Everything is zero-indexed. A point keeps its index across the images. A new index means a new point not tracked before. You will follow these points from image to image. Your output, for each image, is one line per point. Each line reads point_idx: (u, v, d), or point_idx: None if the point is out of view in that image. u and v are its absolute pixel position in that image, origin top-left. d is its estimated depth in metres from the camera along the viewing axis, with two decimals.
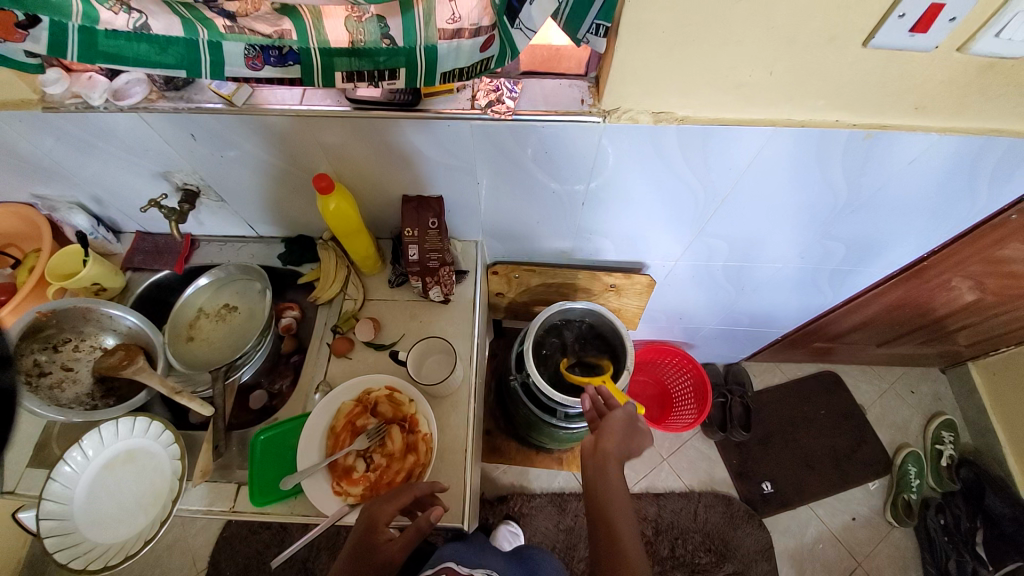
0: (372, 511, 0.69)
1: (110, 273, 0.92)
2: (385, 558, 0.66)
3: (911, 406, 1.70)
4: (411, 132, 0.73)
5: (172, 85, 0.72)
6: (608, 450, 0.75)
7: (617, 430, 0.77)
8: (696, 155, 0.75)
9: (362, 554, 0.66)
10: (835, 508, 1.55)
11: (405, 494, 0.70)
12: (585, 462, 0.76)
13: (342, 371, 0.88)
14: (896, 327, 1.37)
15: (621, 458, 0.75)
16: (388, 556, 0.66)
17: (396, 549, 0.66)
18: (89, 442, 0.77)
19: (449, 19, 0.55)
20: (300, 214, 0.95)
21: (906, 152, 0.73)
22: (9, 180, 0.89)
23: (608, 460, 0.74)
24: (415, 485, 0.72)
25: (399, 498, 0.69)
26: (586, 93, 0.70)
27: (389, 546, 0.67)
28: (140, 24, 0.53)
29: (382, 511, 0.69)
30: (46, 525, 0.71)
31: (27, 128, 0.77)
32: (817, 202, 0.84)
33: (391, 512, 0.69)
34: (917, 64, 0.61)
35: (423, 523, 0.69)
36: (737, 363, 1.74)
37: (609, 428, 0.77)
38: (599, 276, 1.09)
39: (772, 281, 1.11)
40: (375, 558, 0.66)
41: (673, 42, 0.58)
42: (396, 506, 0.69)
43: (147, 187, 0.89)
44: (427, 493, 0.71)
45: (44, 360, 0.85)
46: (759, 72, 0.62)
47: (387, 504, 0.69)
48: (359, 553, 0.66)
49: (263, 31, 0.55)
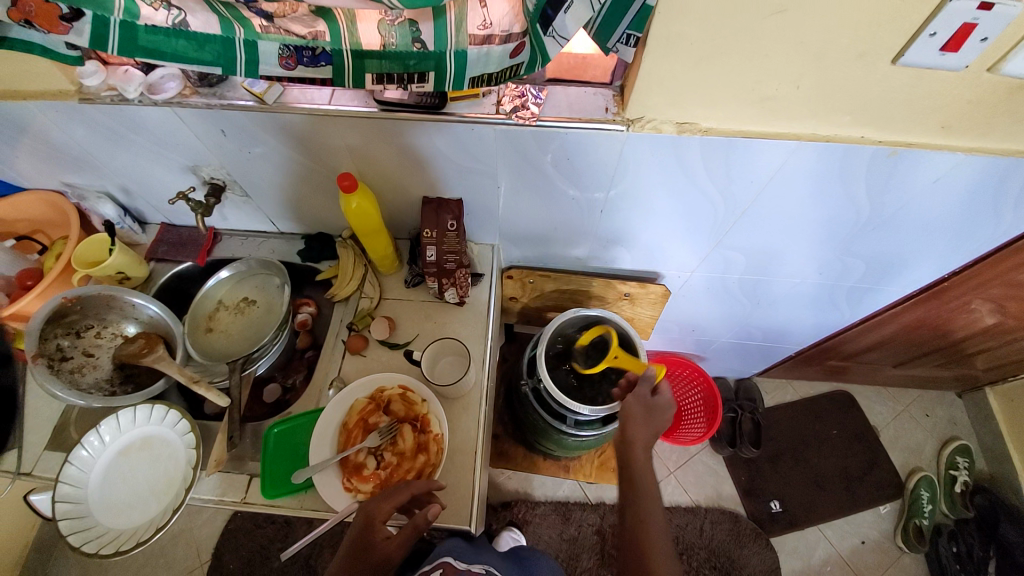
0: (368, 510, 0.70)
1: (134, 263, 0.94)
2: (381, 555, 0.66)
3: (926, 430, 1.67)
4: (435, 134, 0.74)
5: (206, 81, 0.73)
6: (633, 435, 0.79)
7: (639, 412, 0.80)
8: (718, 167, 0.75)
9: (360, 552, 0.67)
10: (844, 530, 1.53)
11: (402, 492, 0.70)
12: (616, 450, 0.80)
13: (356, 369, 0.89)
14: (913, 349, 1.34)
15: (645, 441, 0.78)
16: (384, 554, 0.66)
17: (392, 547, 0.67)
18: (107, 427, 0.78)
19: (480, 25, 0.56)
20: (321, 211, 0.96)
21: (931, 171, 0.73)
22: (42, 168, 0.91)
23: (635, 444, 0.78)
24: (413, 484, 0.72)
25: (396, 496, 0.70)
26: (611, 102, 0.71)
27: (386, 543, 0.67)
28: (178, 20, 0.55)
29: (379, 509, 0.69)
30: (61, 508, 0.72)
31: (64, 119, 0.79)
32: (838, 219, 0.84)
33: (388, 509, 0.69)
34: (946, 83, 0.60)
35: (421, 522, 0.68)
36: (748, 378, 1.72)
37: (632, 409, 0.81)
38: (614, 284, 1.09)
39: (789, 296, 1.10)
40: (372, 555, 0.66)
41: (700, 54, 0.59)
42: (392, 504, 0.69)
43: (174, 180, 0.91)
44: (426, 492, 0.72)
45: (67, 345, 0.87)
46: (786, 86, 0.62)
47: (384, 502, 0.70)
48: (356, 552, 0.67)
49: (298, 32, 0.56)
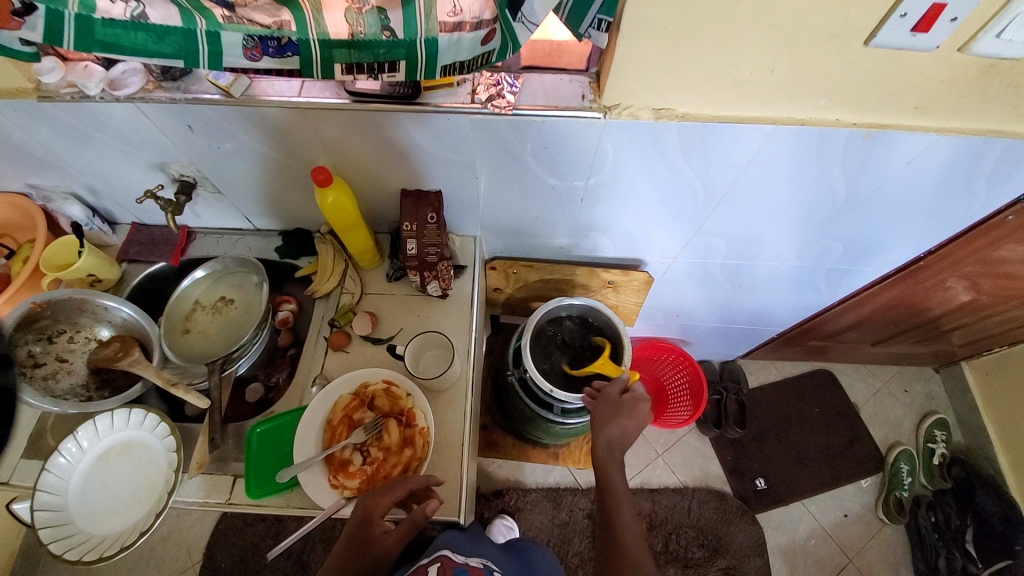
0: (367, 503, 0.70)
1: (105, 265, 0.91)
2: (380, 550, 0.66)
3: (904, 405, 1.72)
4: (409, 126, 0.72)
5: (169, 75, 0.71)
6: (627, 434, 0.80)
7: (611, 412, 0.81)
8: (696, 152, 0.75)
9: (360, 546, 0.66)
10: (827, 505, 1.57)
11: (408, 483, 0.71)
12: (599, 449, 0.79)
13: (339, 365, 0.88)
14: (892, 327, 1.37)
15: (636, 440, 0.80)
16: (383, 548, 0.66)
17: (391, 541, 0.66)
18: (84, 434, 0.77)
19: (450, 12, 0.54)
20: (297, 207, 0.95)
21: (904, 152, 0.74)
22: (2, 169, 0.88)
23: (627, 444, 0.78)
24: (412, 482, 0.71)
25: (395, 491, 0.70)
26: (587, 89, 0.70)
27: (384, 538, 0.67)
28: (138, 12, 0.52)
29: (378, 503, 0.69)
30: (40, 516, 0.71)
31: (21, 117, 0.76)
32: (815, 201, 0.84)
33: (385, 505, 0.69)
34: (918, 64, 0.61)
35: (420, 516, 0.68)
36: (732, 361, 1.74)
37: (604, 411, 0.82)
38: (598, 272, 1.09)
39: (770, 279, 1.12)
40: (370, 550, 0.66)
41: (674, 39, 0.58)
42: (390, 498, 0.69)
43: (142, 178, 0.89)
44: (425, 483, 0.72)
45: (39, 351, 0.85)
46: (760, 69, 0.62)
47: (382, 496, 0.70)
48: (355, 546, 0.66)
49: (262, 21, 0.54)
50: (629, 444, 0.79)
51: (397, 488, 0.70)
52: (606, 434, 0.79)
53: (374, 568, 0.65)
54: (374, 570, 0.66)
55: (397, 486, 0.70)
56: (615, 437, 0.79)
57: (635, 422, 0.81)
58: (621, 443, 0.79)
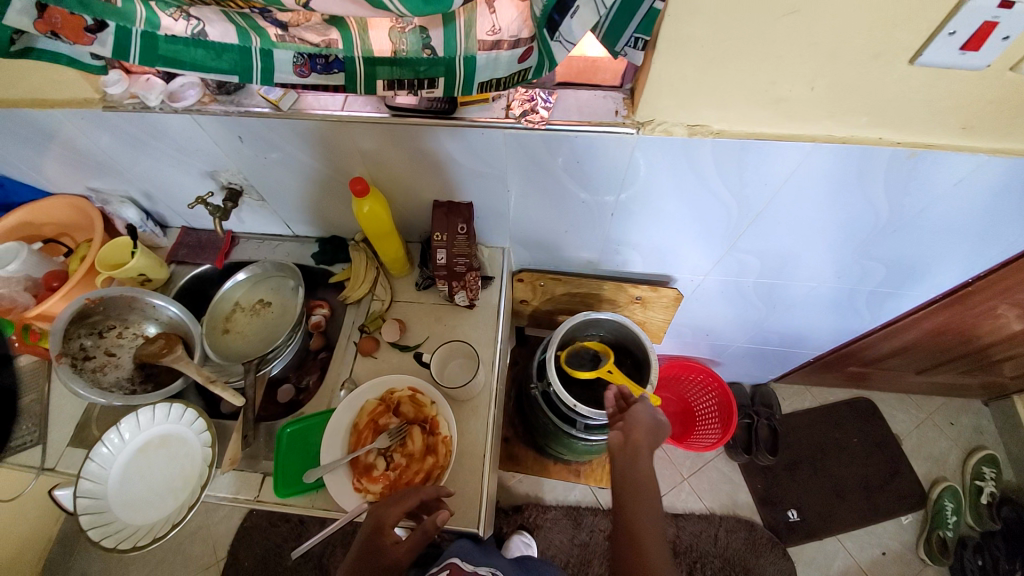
0: (379, 513, 0.70)
1: (155, 266, 0.97)
2: (391, 560, 0.67)
3: (950, 439, 1.62)
4: (446, 139, 0.75)
5: (224, 89, 0.75)
6: (636, 441, 0.75)
7: (643, 422, 0.77)
8: (730, 169, 0.74)
9: (369, 556, 0.67)
10: (864, 541, 1.49)
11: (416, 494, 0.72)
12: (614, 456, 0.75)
13: (367, 370, 0.89)
14: (937, 355, 1.31)
15: (648, 450, 0.74)
16: (394, 559, 0.67)
17: (401, 552, 0.67)
18: (127, 425, 0.81)
19: (489, 31, 0.56)
20: (335, 215, 0.98)
21: (951, 173, 0.71)
22: (70, 174, 0.95)
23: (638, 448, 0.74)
24: (421, 495, 0.71)
25: (406, 501, 0.70)
26: (621, 105, 0.71)
27: (396, 548, 0.68)
28: (197, 30, 0.56)
29: (390, 512, 0.69)
30: (82, 503, 0.75)
31: (90, 126, 0.82)
32: (854, 221, 0.82)
33: (397, 515, 0.69)
34: (967, 82, 0.59)
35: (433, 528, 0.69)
36: (764, 384, 1.69)
37: (635, 420, 0.77)
38: (625, 287, 1.08)
39: (806, 300, 1.08)
40: (381, 560, 0.67)
41: (712, 56, 0.58)
42: (402, 509, 0.69)
43: (194, 185, 0.94)
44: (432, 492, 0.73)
45: (90, 345, 0.90)
46: (800, 87, 0.61)
47: (394, 506, 0.70)
48: (366, 555, 0.67)
49: (312, 40, 0.58)
50: (642, 451, 0.74)
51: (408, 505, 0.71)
52: (634, 442, 0.74)
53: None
54: None
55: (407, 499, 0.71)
56: (639, 446, 0.74)
57: (649, 428, 0.76)
58: (631, 445, 0.74)
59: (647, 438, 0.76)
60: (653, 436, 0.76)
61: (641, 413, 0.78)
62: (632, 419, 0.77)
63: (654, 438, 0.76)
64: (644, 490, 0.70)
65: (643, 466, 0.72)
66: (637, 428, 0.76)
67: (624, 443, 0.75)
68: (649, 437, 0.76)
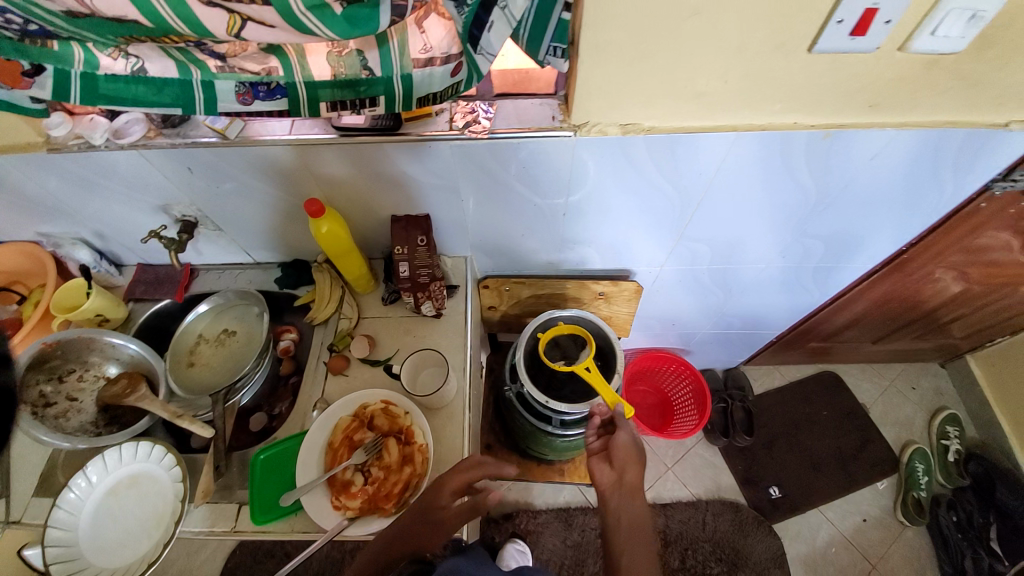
0: (445, 478, 0.73)
1: (112, 305, 0.95)
2: (442, 518, 0.71)
3: (913, 403, 1.70)
4: (396, 155, 0.77)
5: (169, 122, 0.76)
6: (630, 478, 0.76)
7: (630, 454, 0.78)
8: (667, 162, 0.78)
9: (426, 510, 0.71)
10: (844, 510, 1.54)
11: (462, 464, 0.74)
12: (606, 491, 0.76)
13: (338, 389, 0.90)
14: (889, 322, 1.38)
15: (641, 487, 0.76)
16: (444, 518, 0.71)
17: (452, 516, 0.71)
18: (94, 468, 0.79)
19: (421, 49, 0.59)
20: (295, 239, 0.99)
21: (866, 149, 0.77)
22: (16, 220, 0.93)
23: (631, 484, 0.76)
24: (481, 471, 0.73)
25: (470, 474, 0.73)
26: (557, 110, 0.74)
27: (446, 510, 0.71)
28: (137, 67, 0.58)
29: (453, 478, 0.72)
30: (52, 552, 0.73)
31: (33, 170, 0.81)
32: (789, 202, 0.88)
33: (459, 482, 0.72)
34: (863, 64, 0.65)
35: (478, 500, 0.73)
36: (735, 367, 1.74)
37: (622, 451, 0.79)
38: (587, 284, 1.11)
39: (758, 282, 1.14)
40: (432, 516, 0.71)
41: (632, 58, 0.63)
42: (464, 479, 0.73)
43: (147, 220, 0.94)
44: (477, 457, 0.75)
45: (50, 391, 0.87)
46: (715, 81, 0.66)
47: (458, 475, 0.73)
48: (423, 510, 0.71)
49: (252, 69, 0.60)
50: (637, 490, 0.75)
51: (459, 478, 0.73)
52: (627, 478, 0.76)
53: (433, 530, 0.71)
54: (431, 531, 0.70)
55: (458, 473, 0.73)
56: (633, 485, 0.76)
57: (637, 460, 0.78)
58: (625, 484, 0.76)
59: (636, 471, 0.77)
60: (641, 466, 0.78)
61: (629, 443, 0.80)
62: (620, 448, 0.79)
63: (642, 469, 0.78)
64: (639, 532, 0.72)
65: (636, 507, 0.74)
66: (627, 461, 0.78)
67: (618, 481, 0.76)
68: (638, 468, 0.78)
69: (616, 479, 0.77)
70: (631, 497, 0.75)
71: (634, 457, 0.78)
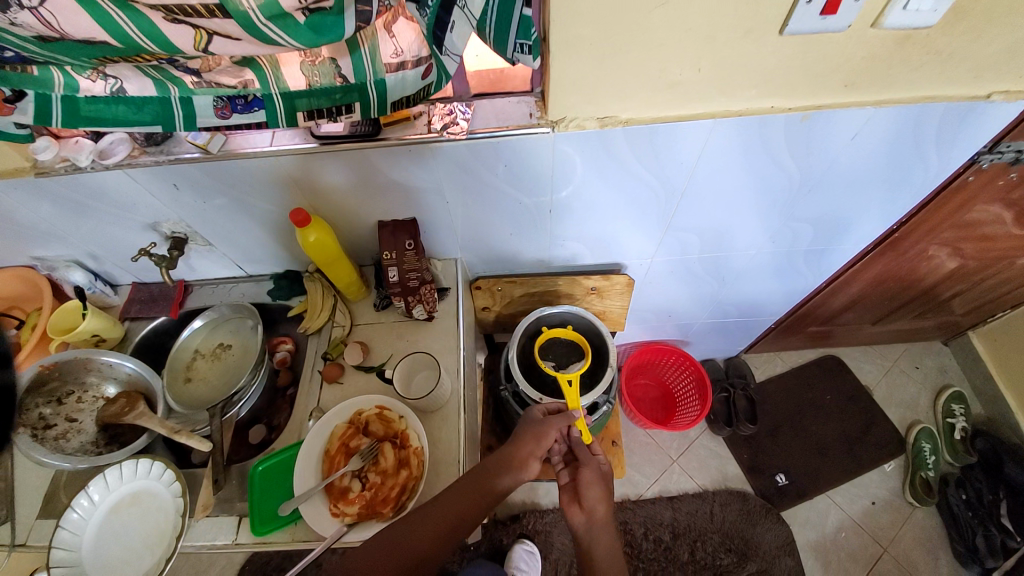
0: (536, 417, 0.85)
1: (109, 325, 0.96)
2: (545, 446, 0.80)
3: (917, 382, 1.70)
4: (377, 160, 0.77)
5: (152, 140, 0.77)
6: (597, 513, 0.74)
7: (596, 481, 0.77)
8: (648, 153, 0.79)
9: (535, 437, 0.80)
10: (852, 494, 1.53)
11: (532, 413, 0.86)
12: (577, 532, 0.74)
13: (334, 396, 0.90)
14: (888, 302, 1.37)
15: (610, 518, 0.75)
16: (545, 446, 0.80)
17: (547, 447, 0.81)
18: (95, 487, 0.79)
19: (393, 54, 0.60)
20: (286, 250, 1.00)
21: (847, 130, 0.77)
22: (9, 245, 0.94)
23: (598, 518, 0.74)
24: (549, 421, 0.83)
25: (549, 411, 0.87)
26: (534, 107, 0.75)
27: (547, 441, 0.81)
28: (116, 88, 0.58)
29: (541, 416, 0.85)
30: (56, 573, 0.73)
31: (22, 195, 0.82)
32: (775, 186, 0.88)
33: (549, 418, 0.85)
34: (834, 45, 0.65)
35: (537, 452, 0.78)
36: (735, 356, 1.74)
37: (588, 482, 0.77)
38: (579, 280, 1.12)
39: (750, 268, 1.14)
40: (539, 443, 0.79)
41: (604, 51, 0.63)
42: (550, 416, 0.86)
43: (138, 239, 0.94)
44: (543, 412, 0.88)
45: (49, 413, 0.88)
46: (688, 69, 0.67)
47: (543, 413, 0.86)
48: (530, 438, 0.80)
49: (228, 83, 0.60)
50: (606, 524, 0.74)
51: (528, 427, 0.82)
52: (594, 512, 0.75)
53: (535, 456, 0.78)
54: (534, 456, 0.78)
55: (527, 422, 0.84)
56: (602, 518, 0.74)
57: (603, 485, 0.78)
58: (594, 521, 0.74)
59: (604, 499, 0.76)
60: (608, 493, 0.78)
61: (594, 471, 0.79)
62: (585, 479, 0.77)
63: (609, 496, 0.77)
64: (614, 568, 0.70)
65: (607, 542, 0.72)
66: (592, 488, 0.77)
67: (586, 521, 0.74)
68: (606, 497, 0.77)
69: (586, 518, 0.75)
70: (600, 533, 0.73)
71: (600, 484, 0.77)
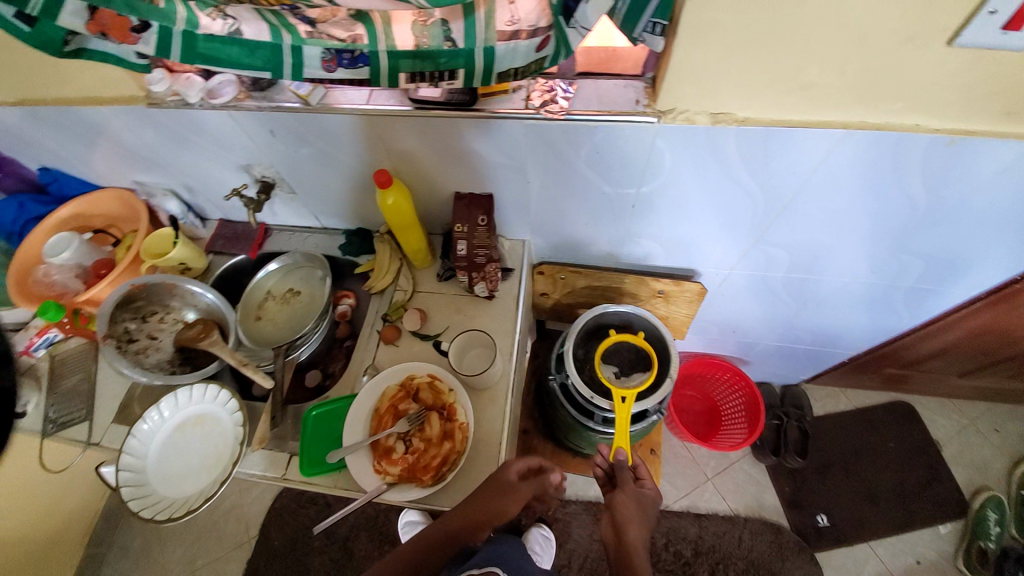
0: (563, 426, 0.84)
1: (195, 255, 1.02)
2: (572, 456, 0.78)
3: (997, 447, 1.53)
4: (468, 131, 0.76)
5: (257, 86, 0.79)
6: (630, 535, 0.72)
7: (631, 505, 0.75)
8: (756, 158, 0.72)
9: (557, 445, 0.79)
10: (897, 549, 1.42)
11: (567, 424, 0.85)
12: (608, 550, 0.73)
13: (388, 358, 0.92)
14: (984, 356, 1.23)
15: (643, 543, 0.72)
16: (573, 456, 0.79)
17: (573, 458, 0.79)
18: (166, 404, 0.86)
19: (508, 22, 0.57)
20: (362, 208, 1.01)
21: (992, 162, 0.67)
22: (119, 168, 1.01)
23: (630, 538, 0.72)
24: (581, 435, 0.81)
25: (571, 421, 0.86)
26: (642, 94, 0.70)
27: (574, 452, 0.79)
28: (233, 29, 0.59)
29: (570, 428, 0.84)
30: (123, 476, 0.80)
31: (137, 123, 0.88)
32: (888, 213, 0.79)
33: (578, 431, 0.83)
34: (1009, 64, 0.56)
35: None
36: (793, 384, 1.63)
37: (624, 504, 0.75)
38: (647, 281, 1.07)
39: (836, 296, 1.04)
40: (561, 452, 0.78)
41: (736, 42, 0.57)
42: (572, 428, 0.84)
43: (230, 178, 0.99)
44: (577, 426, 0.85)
45: (134, 328, 0.96)
46: (828, 72, 0.59)
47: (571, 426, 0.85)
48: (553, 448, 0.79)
49: (339, 35, 0.60)
50: (637, 546, 0.71)
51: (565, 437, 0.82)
52: (626, 533, 0.72)
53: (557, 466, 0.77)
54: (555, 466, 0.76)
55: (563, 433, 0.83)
56: (634, 540, 0.71)
57: (638, 509, 0.75)
58: (624, 542, 0.71)
59: (639, 522, 0.73)
60: (643, 517, 0.75)
61: (630, 496, 0.76)
62: (619, 500, 0.76)
63: (644, 520, 0.74)
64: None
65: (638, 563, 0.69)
66: (627, 509, 0.75)
67: (617, 542, 0.72)
68: (642, 522, 0.74)
69: (616, 540, 0.73)
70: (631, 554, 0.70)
71: (636, 508, 0.75)
